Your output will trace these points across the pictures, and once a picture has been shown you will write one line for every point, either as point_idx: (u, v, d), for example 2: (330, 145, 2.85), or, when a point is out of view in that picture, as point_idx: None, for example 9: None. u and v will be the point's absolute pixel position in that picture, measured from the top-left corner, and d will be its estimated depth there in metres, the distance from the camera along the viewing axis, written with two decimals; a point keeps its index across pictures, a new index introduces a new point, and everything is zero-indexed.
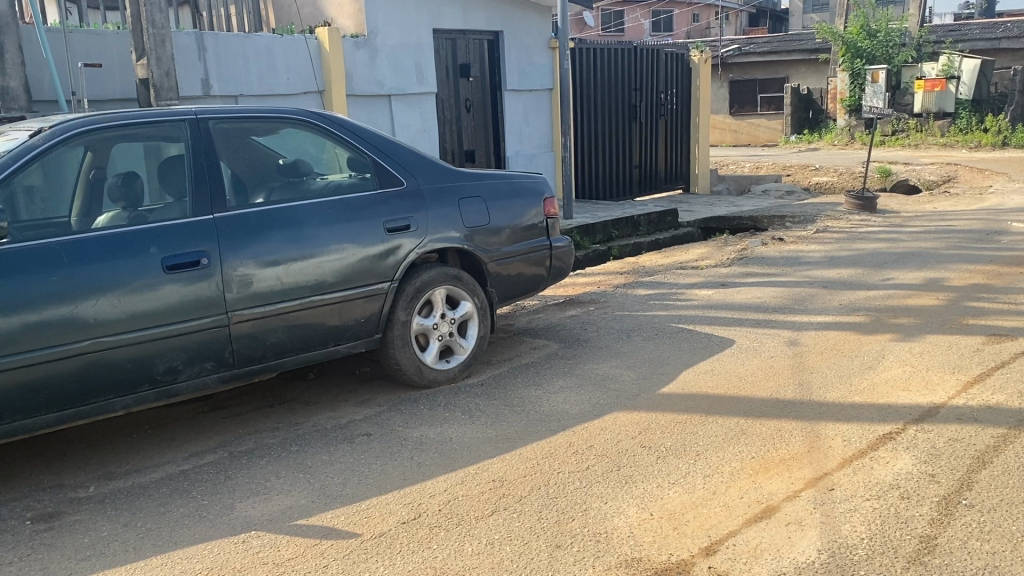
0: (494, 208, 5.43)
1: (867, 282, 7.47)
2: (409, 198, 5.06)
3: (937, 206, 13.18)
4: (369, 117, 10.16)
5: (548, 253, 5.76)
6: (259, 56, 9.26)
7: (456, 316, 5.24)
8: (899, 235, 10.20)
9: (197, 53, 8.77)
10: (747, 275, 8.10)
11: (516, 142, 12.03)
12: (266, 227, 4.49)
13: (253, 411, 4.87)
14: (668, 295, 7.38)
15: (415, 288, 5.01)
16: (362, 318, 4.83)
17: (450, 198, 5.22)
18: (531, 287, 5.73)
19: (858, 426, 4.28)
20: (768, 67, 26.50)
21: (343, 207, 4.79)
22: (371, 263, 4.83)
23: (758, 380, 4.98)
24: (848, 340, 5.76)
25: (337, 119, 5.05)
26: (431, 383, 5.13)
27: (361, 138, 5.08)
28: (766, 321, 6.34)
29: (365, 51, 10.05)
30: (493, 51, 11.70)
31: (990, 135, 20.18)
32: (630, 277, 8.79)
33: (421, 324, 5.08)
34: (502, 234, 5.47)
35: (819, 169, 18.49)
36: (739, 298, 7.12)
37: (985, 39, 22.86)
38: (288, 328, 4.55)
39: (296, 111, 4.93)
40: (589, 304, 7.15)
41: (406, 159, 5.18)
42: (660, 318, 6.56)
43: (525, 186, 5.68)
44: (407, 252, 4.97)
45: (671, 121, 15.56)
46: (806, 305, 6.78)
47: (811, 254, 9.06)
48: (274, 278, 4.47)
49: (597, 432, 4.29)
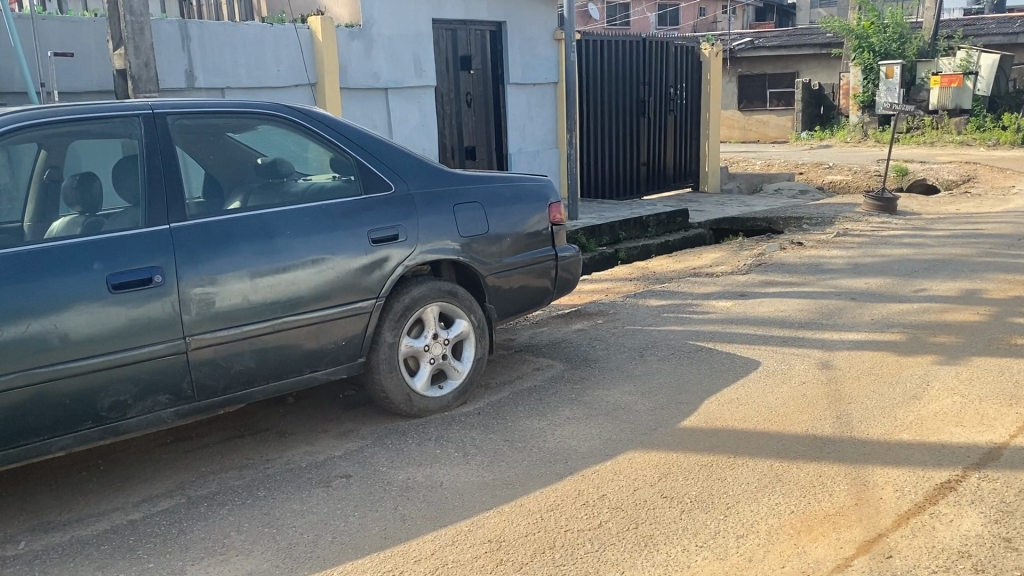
0: (494, 214, 4.87)
1: (898, 293, 6.89)
2: (397, 204, 4.50)
3: (960, 208, 12.56)
4: (365, 111, 9.59)
5: (554, 264, 5.20)
6: (247, 46, 8.70)
7: (451, 336, 4.67)
8: (924, 240, 9.61)
9: (180, 42, 8.22)
10: (767, 284, 7.52)
11: (519, 138, 11.46)
12: (231, 238, 3.92)
13: (220, 444, 4.33)
14: (682, 308, 6.81)
15: (404, 305, 4.45)
16: (343, 341, 4.26)
17: (444, 204, 4.66)
18: (535, 301, 5.17)
19: (911, 472, 3.72)
20: (777, 62, 25.88)
21: (322, 214, 4.22)
22: (352, 278, 4.26)
23: (792, 412, 4.42)
24: (886, 363, 5.20)
25: (316, 114, 4.48)
26: (422, 412, 4.56)
27: (344, 135, 4.50)
28: (793, 339, 5.78)
29: (361, 42, 9.48)
30: (495, 43, 11.10)
31: (1008, 134, 19.46)
32: (639, 284, 8.23)
33: (410, 345, 4.51)
34: (503, 244, 4.91)
35: (832, 167, 17.89)
36: (760, 311, 6.54)
37: (1002, 34, 22.21)
38: (257, 353, 3.98)
39: (270, 105, 4.37)
40: (598, 317, 6.59)
41: (394, 160, 4.62)
42: (676, 333, 5.99)
43: (527, 190, 5.12)
44: (395, 265, 4.41)
45: (680, 117, 14.97)
46: (834, 320, 6.21)
47: (833, 260, 8.48)
48: (240, 296, 3.90)
49: (609, 477, 3.73)
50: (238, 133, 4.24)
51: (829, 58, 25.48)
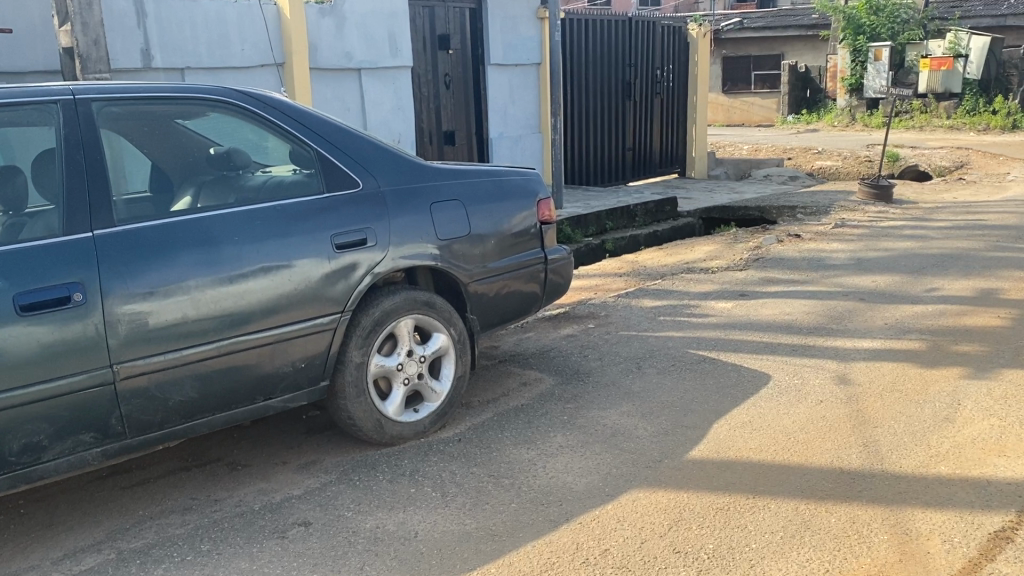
0: (474, 213, 4.33)
1: (909, 293, 6.42)
2: (366, 203, 3.94)
3: (957, 196, 12.14)
4: (336, 94, 8.97)
5: (543, 267, 4.67)
6: (209, 23, 8.04)
7: (427, 352, 4.11)
8: (926, 232, 9.16)
9: (135, 18, 7.57)
10: (768, 282, 7.02)
11: (500, 122, 10.87)
12: (169, 246, 3.34)
13: (163, 481, 3.78)
14: (678, 309, 6.29)
15: (374, 320, 3.89)
16: (302, 363, 3.70)
17: (418, 203, 4.10)
18: (521, 310, 4.63)
19: (958, 517, 3.23)
20: (763, 44, 25.40)
21: (277, 215, 3.65)
22: (313, 290, 3.69)
23: (812, 440, 3.93)
24: (908, 376, 4.71)
25: (272, 101, 3.91)
26: (395, 440, 4.02)
27: (304, 124, 3.93)
28: (803, 347, 5.29)
29: (331, 19, 8.84)
30: (476, 21, 10.45)
31: (999, 118, 19.23)
32: (630, 280, 7.71)
33: (381, 365, 3.95)
34: (485, 246, 4.36)
35: (821, 152, 17.46)
36: (764, 313, 6.04)
37: (991, 15, 21.80)
38: (200, 380, 3.42)
39: (218, 89, 3.79)
40: (588, 320, 6.06)
41: (362, 152, 4.05)
42: (675, 341, 5.47)
43: (512, 185, 4.58)
44: (363, 274, 3.86)
45: (666, 101, 14.43)
46: (845, 325, 5.72)
47: (835, 255, 8.00)
48: (179, 314, 3.33)
49: (612, 525, 3.21)
50: (179, 122, 3.66)
51: (815, 40, 25.00)
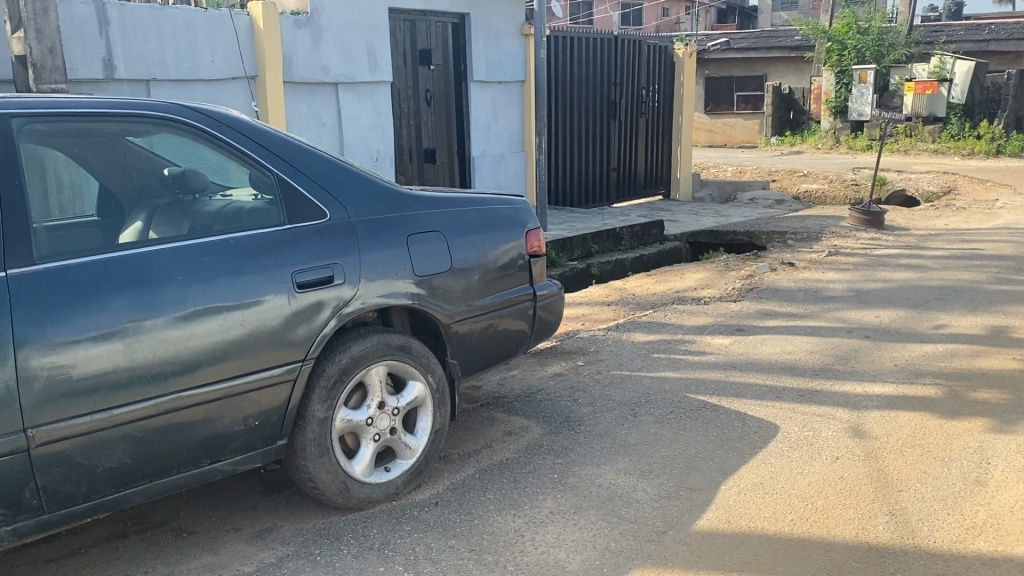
0: (455, 246, 3.89)
1: (916, 331, 6.06)
2: (334, 235, 3.48)
3: (948, 223, 11.87)
4: (312, 108, 8.51)
5: (531, 305, 4.23)
6: (177, 32, 7.57)
7: (402, 404, 3.65)
8: (923, 262, 8.83)
9: (97, 26, 7.07)
10: (766, 315, 6.63)
11: (483, 140, 10.46)
12: (97, 285, 2.87)
13: (94, 552, 3.29)
14: (672, 345, 5.86)
15: (340, 369, 3.43)
16: (256, 421, 3.23)
17: (393, 236, 3.66)
18: (505, 352, 4.18)
19: None
20: (746, 65, 25.30)
21: (229, 250, 3.19)
22: (271, 335, 3.23)
23: (832, 506, 3.51)
24: (928, 428, 4.32)
25: (228, 120, 3.48)
26: (362, 504, 3.55)
27: (264, 145, 3.50)
28: (811, 393, 4.87)
29: (307, 31, 8.39)
30: (459, 36, 10.03)
31: (984, 143, 19.05)
32: (620, 310, 7.30)
33: (348, 420, 3.48)
34: (469, 283, 3.92)
35: (807, 174, 17.22)
36: (765, 351, 5.64)
37: (974, 40, 21.81)
38: (135, 443, 2.94)
39: (164, 105, 3.35)
40: (578, 357, 5.63)
41: (330, 178, 3.62)
42: (671, 382, 5.04)
43: (499, 214, 4.17)
44: (328, 317, 3.40)
45: (652, 120, 14.11)
46: (852, 366, 5.34)
47: (831, 286, 7.64)
48: (108, 366, 2.84)
49: None
50: (122, 141, 3.23)
51: (798, 62, 24.95)
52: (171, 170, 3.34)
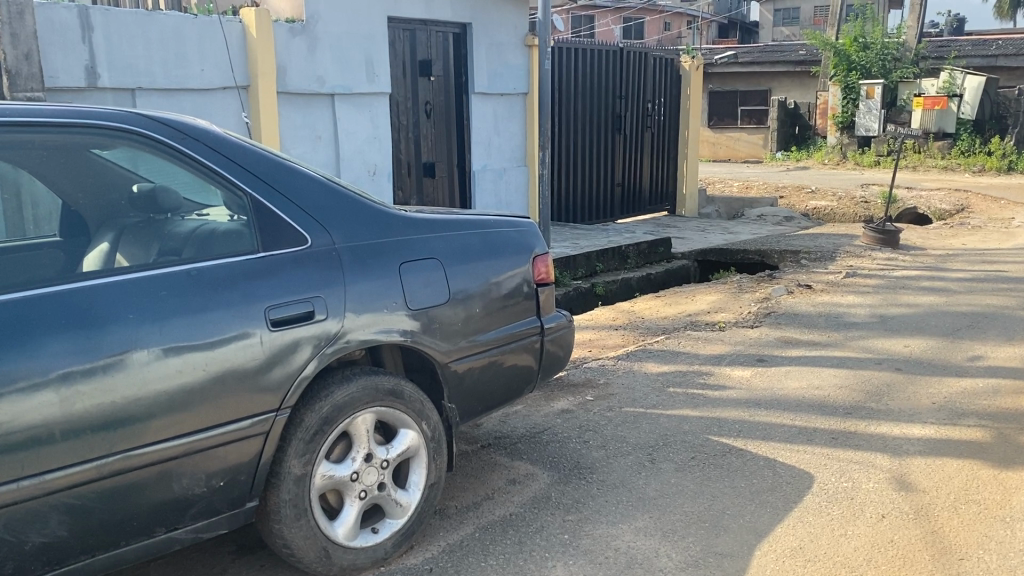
0: (454, 276, 3.45)
1: (951, 363, 5.61)
2: (316, 265, 3.05)
3: (966, 243, 11.46)
4: (306, 120, 8.10)
5: (537, 340, 3.79)
6: (164, 39, 7.15)
7: (392, 455, 3.20)
8: (946, 285, 8.40)
9: (79, 32, 6.64)
10: (787, 343, 6.20)
11: (484, 153, 10.04)
12: (35, 325, 2.42)
13: None
14: (689, 377, 5.42)
15: (321, 418, 2.99)
16: (220, 481, 2.79)
17: (383, 265, 3.22)
18: (508, 393, 3.74)
19: None
20: (750, 79, 25.00)
21: (194, 284, 2.75)
22: (240, 383, 2.78)
23: None
24: (980, 479, 3.88)
25: (195, 133, 3.05)
26: (344, 572, 3.10)
27: (236, 161, 3.07)
28: (844, 435, 4.43)
29: (303, 39, 7.98)
30: (459, 47, 9.61)
31: (995, 159, 18.66)
32: (630, 335, 6.87)
33: (329, 476, 3.03)
34: (469, 317, 3.48)
35: (815, 190, 16.81)
36: (790, 386, 5.20)
37: (982, 56, 21.48)
38: (77, 512, 2.49)
39: (120, 115, 2.91)
40: (587, 390, 5.18)
41: (313, 198, 3.18)
42: (692, 423, 4.59)
43: (503, 239, 3.74)
44: (307, 358, 2.95)
45: (658, 134, 13.71)
46: (886, 404, 4.89)
47: (853, 311, 7.21)
48: (40, 421, 2.39)
49: None
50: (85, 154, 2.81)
51: (803, 76, 24.64)
52: (141, 187, 2.95)
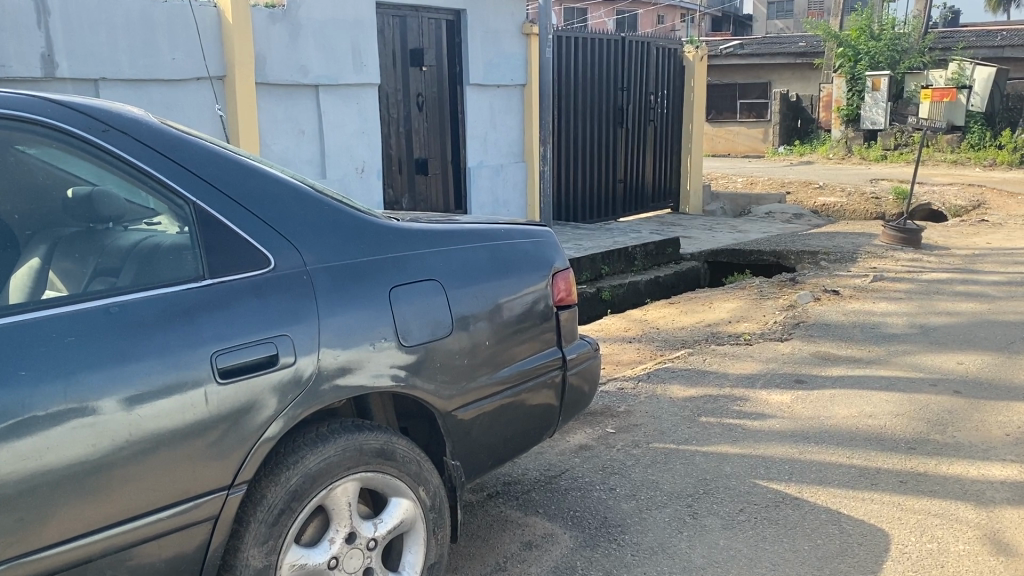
0: (457, 302, 2.76)
1: (1015, 384, 4.96)
2: (283, 293, 2.36)
3: (990, 241, 10.83)
4: (287, 113, 7.41)
5: (557, 376, 3.12)
6: (130, 25, 6.42)
7: (381, 531, 2.52)
8: (984, 289, 7.75)
9: (35, 16, 5.92)
10: (825, 360, 5.53)
11: (480, 149, 9.35)
12: None
13: None
14: (722, 404, 4.73)
15: (288, 492, 2.32)
16: None
17: (368, 291, 2.54)
18: (524, 442, 3.06)
19: None
20: (750, 72, 24.33)
21: (122, 325, 2.07)
22: (181, 454, 2.11)
23: None
24: None
25: (121, 123, 2.35)
26: None
27: (178, 161, 2.38)
28: (914, 479, 3.76)
29: (284, 26, 7.27)
30: (453, 35, 8.88)
31: (1006, 152, 18.05)
32: (646, 349, 6.18)
33: (300, 564, 2.35)
34: (476, 354, 2.80)
35: (823, 186, 16.18)
36: (838, 413, 4.54)
37: (988, 47, 20.93)
38: None
39: (19, 99, 2.21)
40: (608, 420, 4.51)
41: (279, 209, 2.50)
42: (733, 463, 3.92)
43: (515, 254, 3.06)
44: (270, 417, 2.28)
45: (661, 128, 13.02)
46: (954, 436, 4.23)
47: (890, 321, 6.55)
48: None
49: None
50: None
51: (804, 68, 24.05)
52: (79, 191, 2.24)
